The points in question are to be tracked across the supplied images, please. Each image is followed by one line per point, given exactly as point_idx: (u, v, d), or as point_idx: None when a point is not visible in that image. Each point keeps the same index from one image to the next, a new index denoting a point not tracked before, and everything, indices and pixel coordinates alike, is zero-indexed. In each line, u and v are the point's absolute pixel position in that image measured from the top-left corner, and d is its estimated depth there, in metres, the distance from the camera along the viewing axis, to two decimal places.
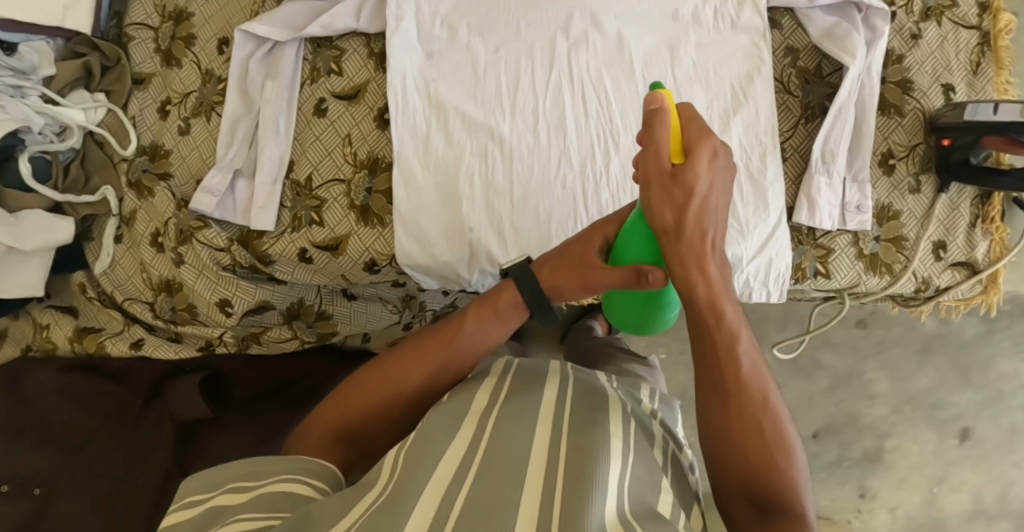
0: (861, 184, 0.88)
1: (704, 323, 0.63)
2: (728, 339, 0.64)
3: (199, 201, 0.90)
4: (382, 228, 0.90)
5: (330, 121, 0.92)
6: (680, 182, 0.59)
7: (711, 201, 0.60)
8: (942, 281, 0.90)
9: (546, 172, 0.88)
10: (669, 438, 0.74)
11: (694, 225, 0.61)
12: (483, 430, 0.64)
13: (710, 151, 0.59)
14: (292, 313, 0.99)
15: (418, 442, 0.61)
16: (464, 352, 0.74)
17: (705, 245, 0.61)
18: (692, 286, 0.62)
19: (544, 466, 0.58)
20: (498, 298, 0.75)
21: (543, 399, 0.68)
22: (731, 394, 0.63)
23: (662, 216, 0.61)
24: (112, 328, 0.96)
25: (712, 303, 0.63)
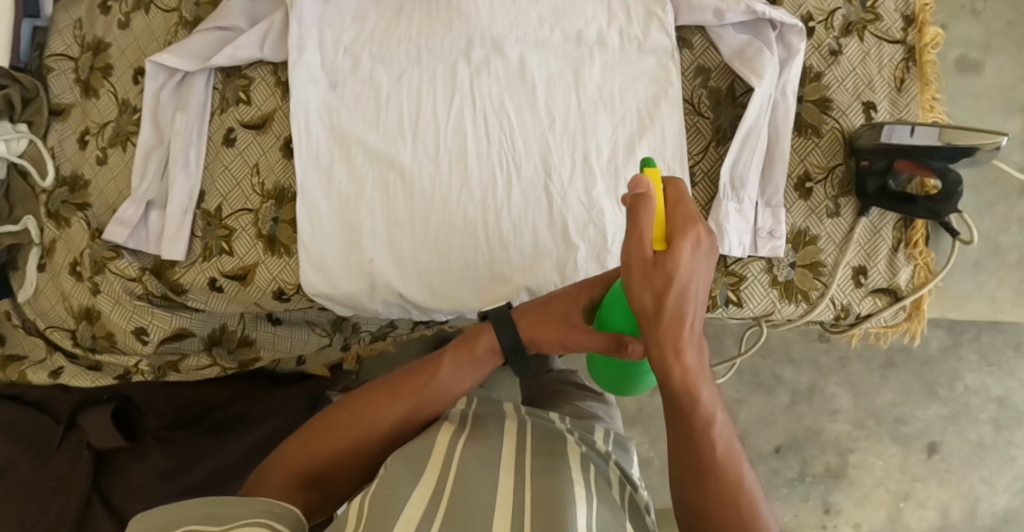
0: (774, 209, 0.85)
1: (678, 401, 0.63)
2: (703, 418, 0.64)
3: (111, 232, 0.91)
4: (288, 258, 0.90)
5: (238, 151, 0.91)
6: (661, 270, 0.57)
7: (693, 289, 0.58)
8: (864, 308, 0.86)
9: (447, 201, 0.86)
10: (626, 479, 0.78)
11: (674, 310, 0.58)
12: (449, 469, 0.68)
13: (697, 237, 0.56)
14: (213, 339, 1.00)
15: (386, 481, 0.65)
16: (442, 395, 0.77)
17: (683, 331, 0.60)
18: (668, 369, 0.61)
19: (513, 510, 0.63)
20: (475, 341, 0.79)
21: (505, 442, 0.74)
22: (705, 472, 0.64)
23: (642, 300, 0.59)
24: (34, 356, 0.97)
25: (687, 384, 0.62)
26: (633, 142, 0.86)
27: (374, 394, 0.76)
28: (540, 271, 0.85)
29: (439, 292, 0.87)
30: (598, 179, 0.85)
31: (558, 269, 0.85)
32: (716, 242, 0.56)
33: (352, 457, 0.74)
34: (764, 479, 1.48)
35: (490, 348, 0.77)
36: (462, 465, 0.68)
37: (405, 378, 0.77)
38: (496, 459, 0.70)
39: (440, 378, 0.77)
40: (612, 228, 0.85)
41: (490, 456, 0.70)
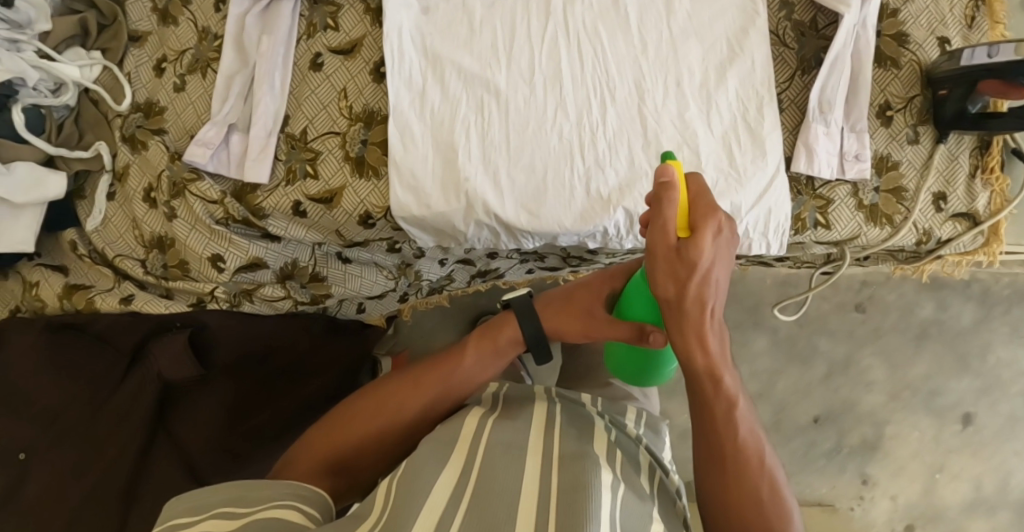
0: (859, 134, 0.88)
1: (698, 383, 0.68)
2: (724, 402, 0.69)
3: (194, 153, 0.90)
4: (376, 180, 0.89)
5: (326, 75, 0.91)
6: (686, 258, 0.61)
7: (714, 278, 0.63)
8: (944, 233, 0.89)
9: (542, 123, 0.87)
10: (656, 464, 0.81)
11: (696, 298, 0.63)
12: (475, 455, 0.70)
13: (717, 228, 0.61)
14: (286, 273, 0.98)
15: (413, 466, 0.67)
16: (463, 384, 0.82)
17: (704, 316, 0.64)
18: (690, 351, 0.66)
19: (540, 492, 0.64)
20: (500, 331, 0.85)
21: (533, 427, 0.76)
22: (726, 457, 0.69)
23: (665, 288, 0.63)
24: (103, 284, 0.95)
25: (707, 368, 0.67)
26: (723, 68, 0.88)
27: (399, 384, 0.81)
28: (636, 191, 0.86)
29: (534, 212, 0.87)
30: (690, 103, 0.88)
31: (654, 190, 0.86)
32: (735, 232, 0.61)
33: (376, 445, 0.78)
34: (802, 451, 1.47)
35: (513, 338, 0.84)
36: (488, 452, 0.70)
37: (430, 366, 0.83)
38: (525, 443, 0.72)
39: (463, 367, 0.82)
40: (704, 151, 0.87)
41: (518, 440, 0.72)
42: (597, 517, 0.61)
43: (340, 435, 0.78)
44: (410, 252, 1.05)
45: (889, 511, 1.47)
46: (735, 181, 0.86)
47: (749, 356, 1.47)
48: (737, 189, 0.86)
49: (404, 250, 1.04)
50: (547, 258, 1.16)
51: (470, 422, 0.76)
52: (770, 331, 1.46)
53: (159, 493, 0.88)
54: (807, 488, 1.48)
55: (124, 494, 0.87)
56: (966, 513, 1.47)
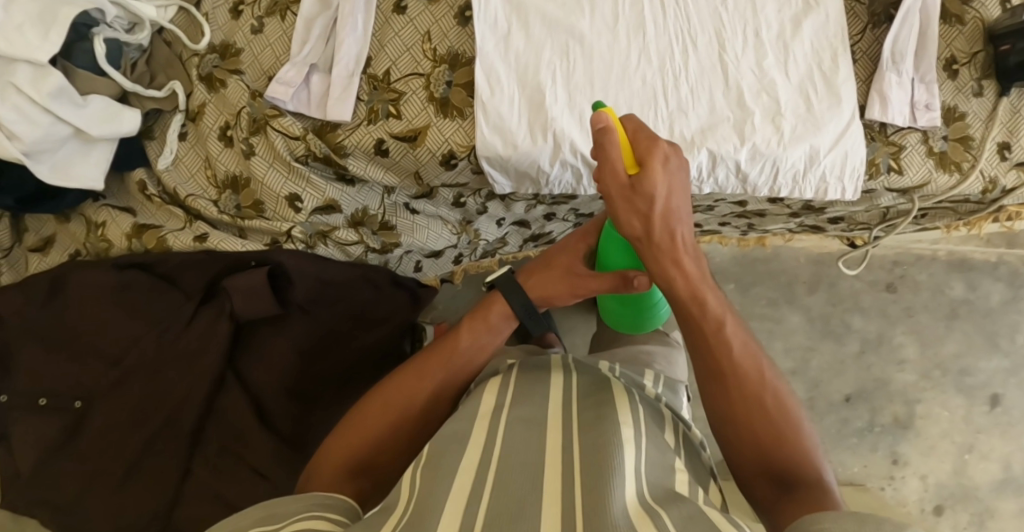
0: (928, 84, 0.91)
1: (689, 314, 0.69)
2: (715, 321, 0.69)
3: (275, 91, 0.89)
4: (461, 120, 0.89)
5: (410, 19, 0.92)
6: (639, 190, 0.67)
7: (673, 203, 0.68)
8: (1008, 181, 0.93)
9: (626, 68, 0.89)
10: (679, 419, 0.79)
11: (661, 227, 0.68)
12: (495, 435, 0.70)
13: (662, 155, 0.67)
14: (357, 219, 0.98)
15: (436, 454, 0.68)
16: (466, 363, 0.85)
17: (676, 243, 0.69)
18: (672, 280, 0.69)
19: (561, 463, 0.65)
20: (490, 309, 0.89)
21: (551, 399, 0.76)
22: (729, 380, 0.67)
23: (631, 224, 0.69)
24: (174, 224, 0.94)
25: (690, 293, 0.69)
26: (798, 19, 0.91)
27: (402, 378, 0.82)
28: (719, 133, 0.88)
29: None
30: (768, 52, 0.90)
31: (737, 133, 0.88)
32: (678, 155, 0.67)
33: (391, 441, 0.77)
34: (835, 428, 1.50)
35: (505, 313, 0.89)
36: (508, 428, 0.71)
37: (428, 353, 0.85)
38: (543, 418, 0.73)
39: (462, 346, 0.85)
40: (784, 97, 0.89)
41: (536, 416, 0.73)
42: (619, 470, 0.62)
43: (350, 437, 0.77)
44: (475, 206, 1.04)
45: (921, 490, 1.48)
46: (813, 125, 0.88)
47: (784, 332, 1.52)
48: (815, 132, 0.88)
49: (470, 203, 1.03)
50: None
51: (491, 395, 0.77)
52: (803, 309, 1.52)
53: (220, 437, 0.91)
54: (839, 467, 1.49)
55: (189, 436, 0.90)
56: (995, 493, 1.48)
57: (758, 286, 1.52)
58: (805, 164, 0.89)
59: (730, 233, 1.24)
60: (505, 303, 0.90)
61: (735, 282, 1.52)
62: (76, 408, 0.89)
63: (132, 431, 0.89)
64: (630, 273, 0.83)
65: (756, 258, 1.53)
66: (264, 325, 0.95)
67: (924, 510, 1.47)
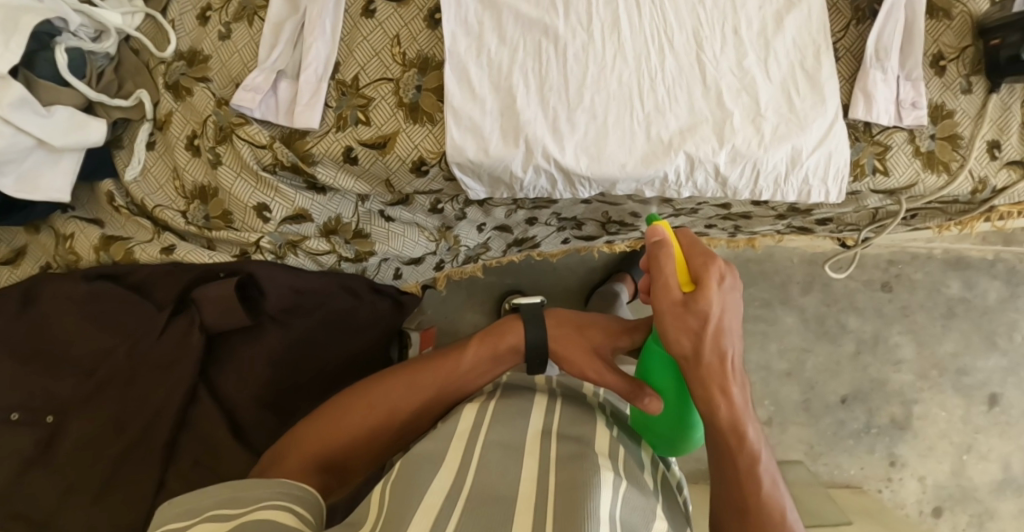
0: (914, 82, 0.88)
1: (728, 442, 0.74)
2: (750, 454, 0.74)
3: (241, 98, 0.87)
4: (431, 126, 0.87)
5: (378, 22, 0.90)
6: (693, 307, 0.71)
7: (725, 323, 0.73)
8: (999, 181, 0.90)
9: (601, 68, 0.86)
10: (659, 460, 0.84)
11: (711, 346, 0.72)
12: (470, 461, 0.72)
13: (716, 274, 0.72)
14: (330, 228, 0.96)
15: (405, 474, 0.71)
16: (461, 383, 0.86)
17: (725, 366, 0.73)
18: (716, 408, 0.73)
19: (534, 498, 0.66)
20: (504, 336, 0.87)
21: (530, 425, 0.78)
22: (749, 503, 0.72)
23: (681, 342, 0.73)
24: (142, 236, 0.92)
25: (733, 425, 0.74)
26: (780, 16, 0.88)
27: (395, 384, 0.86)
28: (698, 135, 0.85)
29: (594, 156, 0.85)
30: (749, 51, 0.87)
31: (716, 135, 0.85)
32: (733, 275, 0.71)
33: (362, 447, 0.83)
34: (831, 431, 1.49)
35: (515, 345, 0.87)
36: (485, 452, 0.73)
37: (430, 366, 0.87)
38: (520, 445, 0.75)
39: (465, 366, 0.86)
40: (765, 98, 0.86)
41: (514, 442, 0.74)
42: (596, 512, 0.63)
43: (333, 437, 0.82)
44: (453, 211, 1.02)
45: (918, 492, 1.47)
46: (797, 125, 0.85)
47: (779, 333, 1.49)
48: (799, 133, 0.85)
49: (449, 209, 1.01)
50: (586, 226, 1.16)
51: (468, 416, 0.79)
52: (797, 309, 1.49)
53: (194, 452, 0.89)
54: (836, 469, 1.48)
55: (164, 448, 0.87)
56: (994, 493, 1.47)
57: (751, 287, 1.49)
58: (786, 165, 0.86)
59: (717, 235, 1.21)
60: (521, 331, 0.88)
61: None
62: (49, 424, 0.87)
63: (106, 444, 0.87)
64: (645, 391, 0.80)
65: (749, 258, 1.49)
66: (235, 332, 0.93)
67: (922, 512, 1.47)
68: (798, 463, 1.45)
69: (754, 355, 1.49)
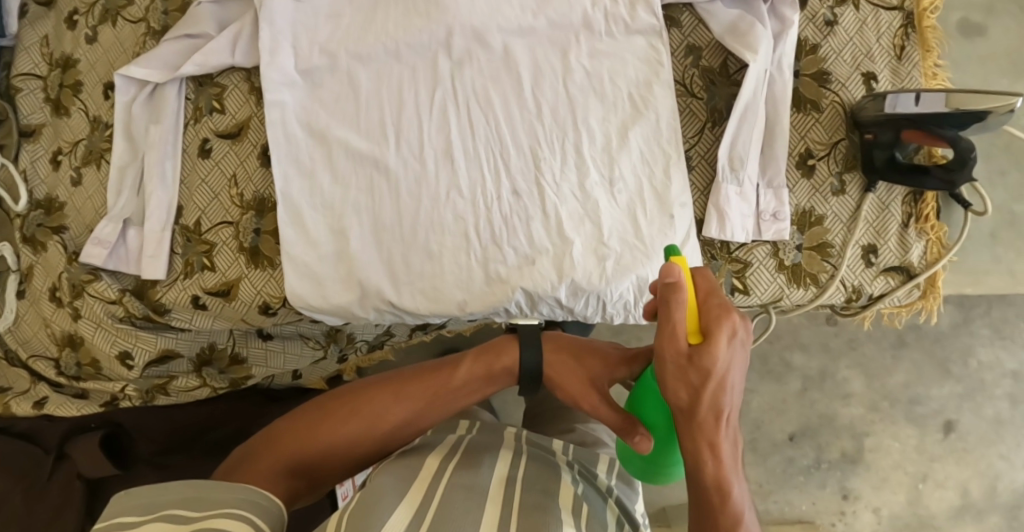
0: (777, 190, 0.81)
1: (709, 502, 0.60)
2: (732, 517, 0.59)
3: (89, 253, 0.88)
4: (272, 270, 0.86)
5: (215, 162, 0.88)
6: (696, 364, 0.58)
7: (732, 380, 0.59)
8: (876, 289, 0.82)
9: (435, 199, 0.83)
10: (624, 519, 0.77)
11: (710, 402, 0.59)
12: (430, 497, 0.65)
13: (732, 328, 0.58)
14: (203, 358, 0.96)
15: (366, 503, 0.63)
16: (450, 398, 0.77)
17: (719, 425, 0.60)
18: (700, 462, 0.60)
19: None
20: (498, 356, 0.78)
21: (496, 470, 0.72)
22: None
23: (677, 394, 0.60)
24: (19, 387, 0.95)
25: (720, 484, 0.60)
26: (625, 128, 0.82)
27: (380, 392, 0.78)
28: (536, 269, 0.81)
29: (431, 295, 0.83)
30: (591, 168, 0.82)
31: (554, 268, 0.80)
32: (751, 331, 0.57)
33: (330, 458, 0.76)
34: (780, 468, 1.45)
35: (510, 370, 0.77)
36: (447, 493, 0.66)
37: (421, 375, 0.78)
38: (485, 488, 0.68)
39: (458, 380, 0.77)
40: (608, 221, 0.81)
41: (478, 485, 0.68)
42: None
43: (306, 439, 0.75)
44: None
45: (874, 523, 1.44)
46: (641, 254, 0.80)
47: None
48: (643, 261, 0.80)
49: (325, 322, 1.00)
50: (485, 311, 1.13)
51: (434, 458, 0.73)
52: None
53: None
54: (787, 506, 1.46)
55: None
56: (954, 521, 1.42)
57: None
58: (635, 293, 0.81)
59: None
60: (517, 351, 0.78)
61: None
62: None
63: None
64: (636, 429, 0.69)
65: None
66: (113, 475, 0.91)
67: None
68: None
69: None
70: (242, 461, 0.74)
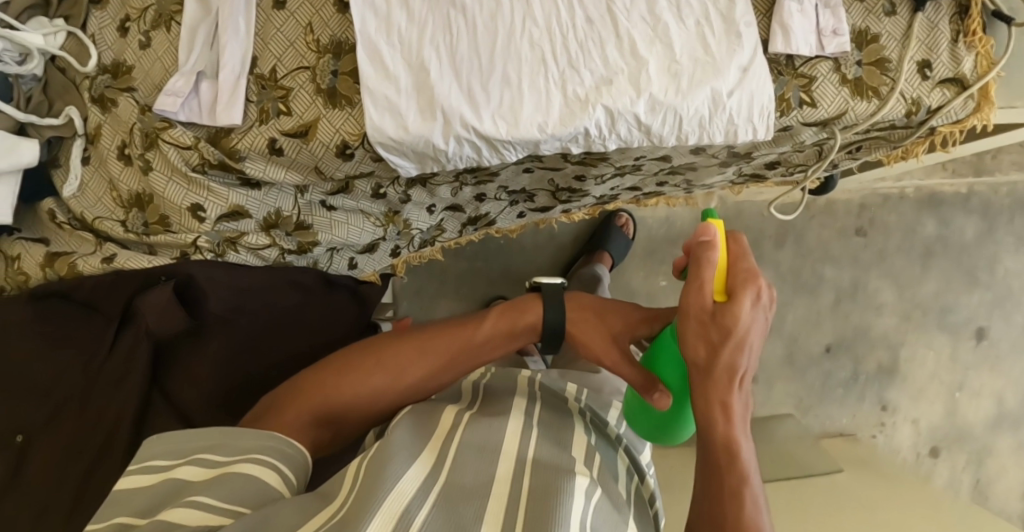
0: (833, 9, 0.83)
1: (716, 457, 0.71)
2: (737, 467, 0.71)
3: (163, 103, 0.87)
4: (350, 109, 0.87)
5: (291, 12, 0.88)
6: (719, 319, 0.71)
7: (748, 340, 0.72)
8: (933, 101, 0.86)
9: (510, 32, 0.85)
10: (634, 470, 0.86)
11: (727, 359, 0.72)
12: (447, 450, 0.74)
13: (754, 293, 0.71)
14: (270, 222, 0.96)
15: (382, 456, 0.70)
16: (473, 351, 0.92)
17: (731, 383, 0.72)
18: (712, 422, 0.72)
19: (506, 494, 0.67)
20: (521, 314, 0.93)
21: (509, 427, 0.78)
22: (726, 505, 0.69)
23: (696, 349, 0.73)
24: (85, 249, 0.93)
25: (725, 437, 0.72)
26: None
27: (408, 350, 0.91)
28: (615, 87, 0.84)
29: (512, 121, 0.85)
30: None
31: (632, 86, 0.84)
32: (771, 296, 0.70)
33: (363, 407, 0.87)
34: (819, 382, 1.45)
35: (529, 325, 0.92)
36: (459, 449, 0.74)
37: (448, 333, 0.94)
38: (496, 445, 0.75)
39: (481, 335, 0.92)
40: (678, 42, 0.84)
41: (488, 443, 0.75)
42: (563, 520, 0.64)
43: (333, 387, 0.87)
44: (396, 194, 1.02)
45: (913, 435, 1.45)
46: (711, 68, 0.83)
47: None
48: (715, 75, 0.83)
49: (389, 193, 1.01)
50: (538, 197, 1.16)
51: (449, 415, 0.81)
52: (772, 265, 1.43)
53: None
54: (827, 420, 1.46)
55: (125, 455, 0.88)
56: (991, 430, 1.45)
57: None
58: (709, 108, 0.84)
59: (674, 194, 1.21)
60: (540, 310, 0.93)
61: None
62: (19, 442, 0.89)
63: (70, 467, 0.89)
64: (655, 386, 0.81)
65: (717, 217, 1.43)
66: (185, 340, 0.95)
67: (919, 454, 1.45)
68: (787, 417, 1.43)
69: None
70: (273, 409, 0.85)
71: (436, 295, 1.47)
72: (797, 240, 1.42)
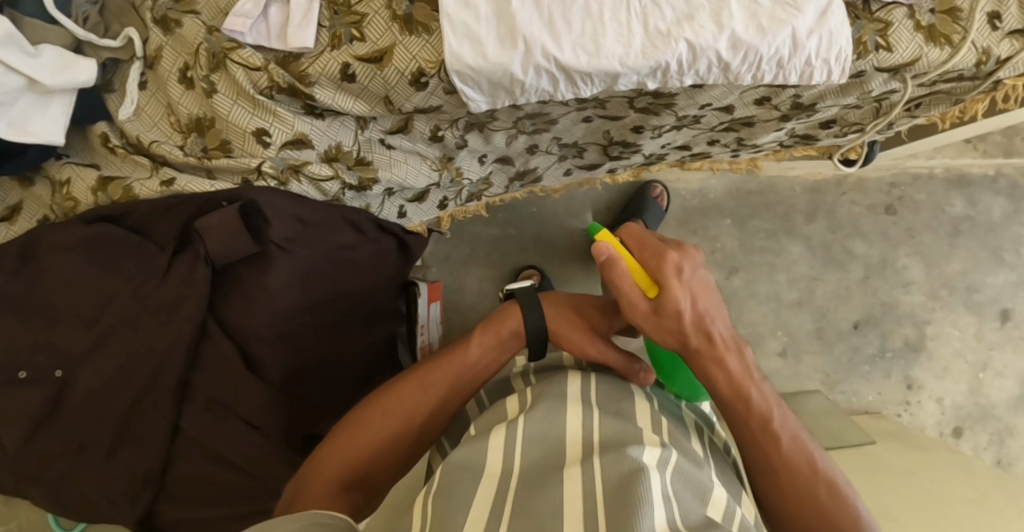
0: None
1: (735, 409, 0.75)
2: (763, 414, 0.75)
3: (231, 24, 0.84)
4: (427, 36, 0.84)
5: None
6: (665, 312, 0.75)
7: (700, 307, 0.76)
8: (1002, 51, 0.88)
9: None
10: (702, 424, 0.83)
11: (696, 336, 0.76)
12: (515, 434, 0.70)
13: (672, 273, 0.75)
14: (331, 156, 0.94)
15: (448, 482, 0.66)
16: (475, 375, 0.84)
17: (715, 346, 0.76)
18: (715, 379, 0.76)
19: (584, 477, 0.63)
20: (502, 324, 0.86)
21: (572, 401, 0.75)
22: (765, 446, 0.74)
23: (669, 341, 0.77)
24: (141, 174, 0.91)
25: (735, 391, 0.75)
26: None
27: (405, 389, 0.82)
28: (696, 22, 0.83)
29: (593, 52, 0.83)
30: None
31: (714, 22, 0.83)
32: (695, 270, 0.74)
33: (384, 457, 0.79)
34: (846, 358, 1.47)
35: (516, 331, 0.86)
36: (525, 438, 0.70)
37: (437, 363, 0.84)
38: (563, 435, 0.70)
39: (473, 357, 0.84)
40: None
41: (554, 432, 0.71)
42: (649, 496, 0.59)
43: (346, 447, 0.78)
44: (455, 139, 1.00)
45: (937, 412, 1.48)
46: (792, 6, 0.82)
47: (787, 264, 1.45)
48: (794, 13, 0.83)
49: (448, 137, 1.00)
50: (587, 152, 1.15)
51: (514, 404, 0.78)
52: (803, 239, 1.45)
53: (208, 390, 0.92)
54: (854, 397, 1.48)
55: (173, 395, 0.89)
56: (1013, 410, 1.47)
57: (755, 219, 1.44)
58: (789, 49, 0.84)
59: (720, 157, 1.22)
60: (522, 314, 0.87)
61: (732, 217, 1.45)
62: (59, 377, 0.87)
63: (112, 400, 0.88)
64: (639, 369, 0.84)
65: (751, 189, 1.44)
66: (244, 266, 0.92)
67: (942, 433, 1.48)
68: (815, 392, 1.45)
69: (764, 287, 1.46)
70: (297, 486, 0.76)
71: (467, 260, 1.46)
72: (829, 216, 1.45)
